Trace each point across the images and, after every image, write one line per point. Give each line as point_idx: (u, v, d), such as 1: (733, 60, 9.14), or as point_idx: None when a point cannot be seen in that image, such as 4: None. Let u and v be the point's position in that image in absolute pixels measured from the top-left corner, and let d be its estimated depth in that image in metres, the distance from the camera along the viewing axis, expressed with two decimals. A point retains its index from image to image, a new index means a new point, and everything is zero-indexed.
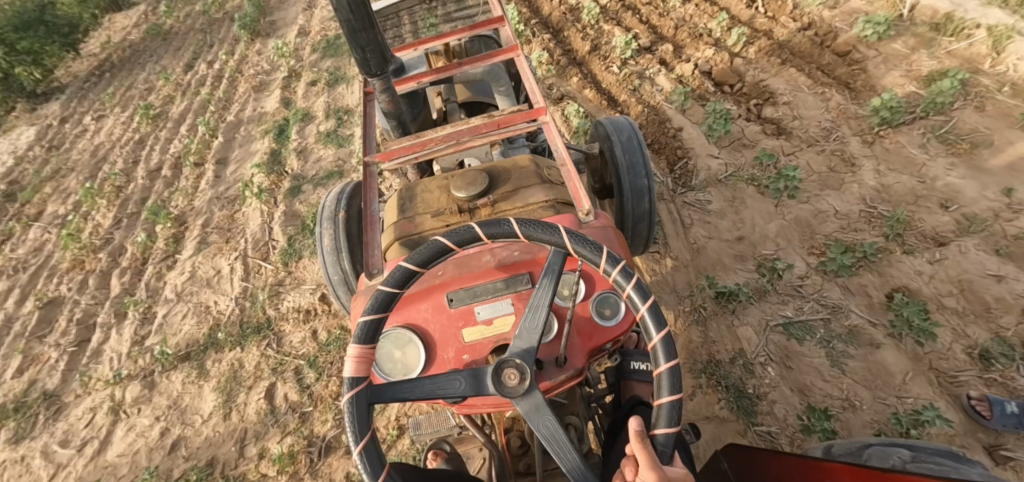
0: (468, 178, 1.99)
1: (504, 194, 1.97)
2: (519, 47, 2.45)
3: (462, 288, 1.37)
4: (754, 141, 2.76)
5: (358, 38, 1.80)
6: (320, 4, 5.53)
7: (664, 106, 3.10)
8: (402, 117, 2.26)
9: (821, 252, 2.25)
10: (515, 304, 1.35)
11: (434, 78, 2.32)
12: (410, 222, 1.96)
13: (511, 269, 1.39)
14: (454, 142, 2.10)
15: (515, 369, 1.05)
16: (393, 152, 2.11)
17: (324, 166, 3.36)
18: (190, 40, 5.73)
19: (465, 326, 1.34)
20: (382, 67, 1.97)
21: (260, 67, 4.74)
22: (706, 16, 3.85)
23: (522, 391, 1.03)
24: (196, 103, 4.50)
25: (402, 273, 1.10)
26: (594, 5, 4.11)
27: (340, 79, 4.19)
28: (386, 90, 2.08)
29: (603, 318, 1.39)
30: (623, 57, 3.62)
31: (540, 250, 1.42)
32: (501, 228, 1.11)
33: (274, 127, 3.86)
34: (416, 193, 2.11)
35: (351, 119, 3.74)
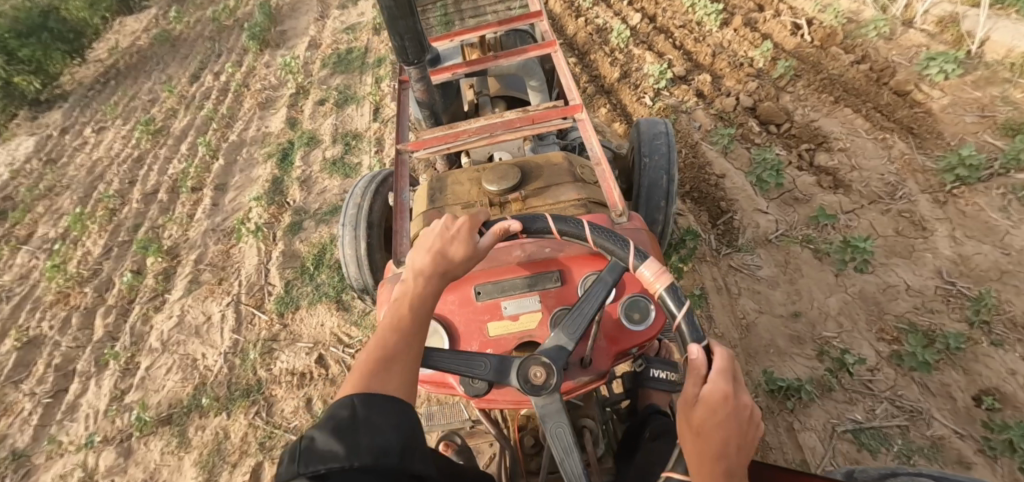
0: (499, 171, 1.99)
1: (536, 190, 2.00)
2: (554, 42, 2.54)
3: (490, 282, 1.36)
4: (807, 195, 2.45)
5: (398, 26, 1.90)
6: (332, 15, 5.36)
7: (703, 146, 2.80)
8: (434, 107, 2.35)
9: (893, 338, 1.94)
10: (542, 301, 1.31)
11: (469, 69, 2.42)
12: (440, 212, 1.99)
13: (540, 266, 1.37)
14: (489, 133, 2.20)
15: (540, 369, 0.96)
16: (425, 141, 2.19)
17: (327, 199, 3.10)
18: (198, 48, 5.57)
19: (489, 321, 1.31)
20: (419, 56, 2.06)
21: (267, 81, 4.53)
22: (747, 42, 3.53)
23: (543, 391, 0.95)
24: (199, 119, 4.30)
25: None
26: (623, 28, 3.82)
27: (350, 99, 3.96)
28: (421, 80, 2.18)
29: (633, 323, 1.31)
30: (656, 86, 3.33)
31: (572, 248, 1.38)
32: (572, 226, 1.03)
33: (278, 150, 3.63)
34: (446, 184, 2.12)
35: (359, 144, 3.49)
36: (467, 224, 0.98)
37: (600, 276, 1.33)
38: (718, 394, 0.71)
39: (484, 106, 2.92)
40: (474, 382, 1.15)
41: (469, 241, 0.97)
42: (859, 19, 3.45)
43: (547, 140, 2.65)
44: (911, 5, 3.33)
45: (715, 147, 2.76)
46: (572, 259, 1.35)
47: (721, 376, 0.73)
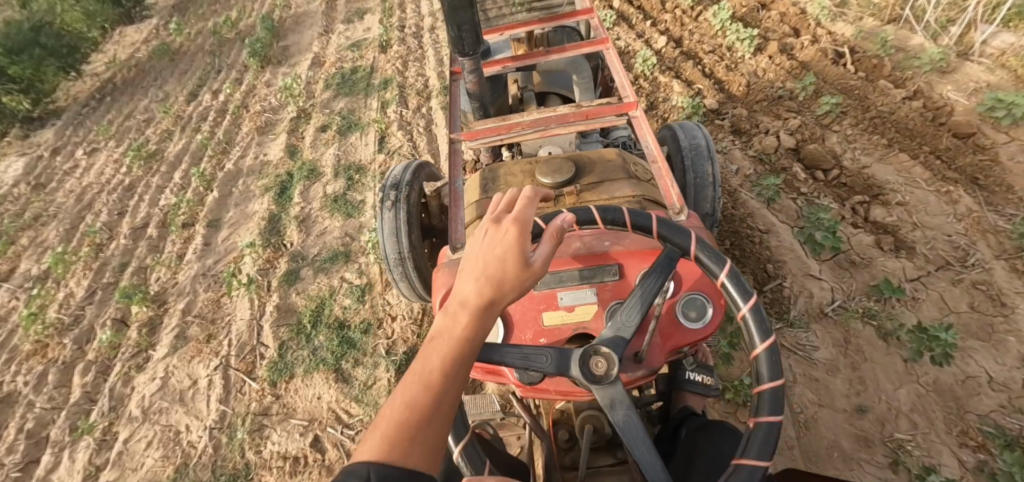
0: (554, 166, 2.12)
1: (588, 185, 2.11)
2: (606, 40, 2.80)
3: (546, 272, 1.31)
4: (865, 259, 2.18)
5: (459, 17, 2.23)
6: (337, 31, 5.16)
7: (743, 194, 2.53)
8: (483, 100, 2.67)
9: (979, 445, 1.66)
10: (598, 294, 1.27)
11: (517, 63, 2.74)
12: (493, 204, 2.14)
13: (600, 258, 1.32)
14: (542, 127, 2.34)
15: (603, 358, 0.94)
16: (478, 131, 2.38)
17: (328, 243, 2.84)
18: (197, 63, 5.36)
19: (545, 310, 1.27)
20: (473, 47, 2.39)
21: (267, 102, 4.30)
22: (784, 72, 3.25)
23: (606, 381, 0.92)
24: (195, 143, 4.08)
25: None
26: (648, 54, 3.56)
27: (353, 126, 3.70)
28: (474, 70, 2.50)
29: (688, 320, 1.32)
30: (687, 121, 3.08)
31: (634, 242, 1.34)
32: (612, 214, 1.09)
33: (276, 182, 3.38)
34: (499, 175, 2.32)
35: (363, 179, 3.22)
36: (513, 234, 0.75)
37: None
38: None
39: (528, 99, 3.25)
40: (534, 371, 1.18)
41: (515, 249, 0.74)
42: (907, 46, 3.17)
43: (590, 139, 3.11)
44: (966, 34, 3.04)
45: (755, 195, 2.50)
46: (633, 253, 1.30)
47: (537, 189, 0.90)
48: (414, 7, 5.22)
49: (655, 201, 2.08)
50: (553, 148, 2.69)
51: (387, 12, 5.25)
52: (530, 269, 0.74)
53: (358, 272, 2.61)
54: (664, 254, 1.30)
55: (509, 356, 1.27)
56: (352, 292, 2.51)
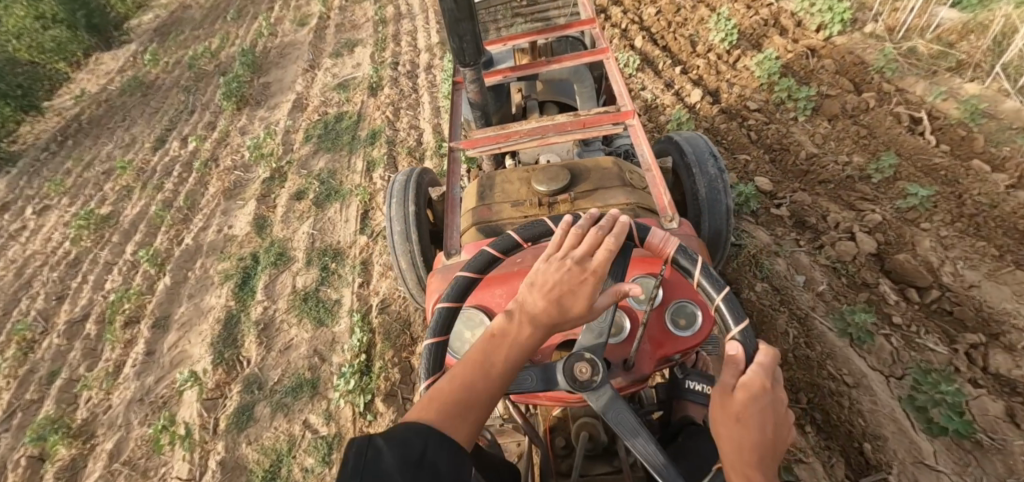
0: (552, 173, 2.13)
1: (584, 192, 2.10)
2: (607, 50, 2.69)
3: None
4: (997, 441, 1.60)
5: (460, 27, 2.14)
6: (324, 67, 4.66)
7: (816, 322, 1.98)
8: (486, 109, 2.54)
9: None
10: None
11: (517, 74, 2.66)
12: (489, 210, 2.13)
13: None
14: (540, 136, 2.32)
15: (587, 364, 0.89)
16: (478, 140, 2.34)
17: (292, 364, 2.30)
18: (170, 101, 4.85)
19: None
20: (475, 57, 2.29)
21: (239, 156, 3.77)
22: (849, 141, 2.69)
23: (595, 387, 0.89)
24: (154, 205, 3.55)
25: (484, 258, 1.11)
26: (682, 115, 3.03)
27: (334, 193, 3.15)
28: (475, 81, 2.38)
29: (677, 328, 1.24)
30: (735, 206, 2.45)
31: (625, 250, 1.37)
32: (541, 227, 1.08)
33: (238, 268, 2.84)
34: (496, 183, 2.27)
35: (340, 269, 2.68)
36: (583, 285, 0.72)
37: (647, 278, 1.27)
38: (759, 383, 0.68)
39: (531, 108, 3.07)
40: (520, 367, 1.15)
41: (580, 298, 0.71)
42: (1000, 112, 2.61)
43: (593, 147, 3.01)
44: None
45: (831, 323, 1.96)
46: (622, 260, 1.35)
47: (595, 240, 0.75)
48: (410, 40, 4.73)
49: (649, 208, 2.08)
50: (551, 155, 2.77)
51: (380, 45, 4.75)
52: (589, 308, 0.73)
53: (325, 416, 2.08)
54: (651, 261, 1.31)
55: None
56: (316, 448, 1.98)
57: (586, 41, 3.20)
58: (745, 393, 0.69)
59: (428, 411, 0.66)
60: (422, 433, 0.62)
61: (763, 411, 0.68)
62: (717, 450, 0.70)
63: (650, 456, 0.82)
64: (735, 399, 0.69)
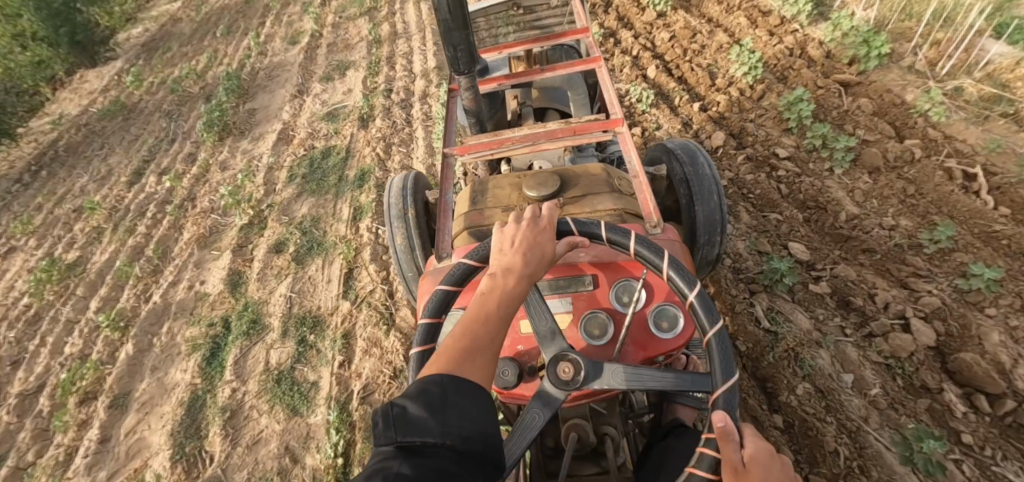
0: (540, 180, 2.02)
1: (573, 198, 1.98)
2: (600, 59, 2.49)
3: None
4: None
5: (452, 37, 1.99)
6: (313, 93, 4.38)
7: (870, 440, 1.68)
8: (481, 116, 2.34)
9: None
10: (574, 303, 1.41)
11: (513, 81, 2.41)
12: (480, 215, 2.01)
13: (575, 269, 1.48)
14: (530, 143, 2.16)
15: (570, 365, 1.06)
16: (470, 146, 2.17)
17: (260, 465, 2.01)
18: (150, 126, 4.57)
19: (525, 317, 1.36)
20: (469, 67, 2.12)
21: (216, 194, 3.48)
22: (896, 199, 2.37)
23: (580, 382, 1.05)
24: (123, 252, 3.26)
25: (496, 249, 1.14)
26: None
27: (317, 246, 2.86)
28: (471, 88, 2.21)
29: (660, 331, 1.32)
30: (768, 281, 2.15)
31: (605, 256, 1.49)
32: (589, 228, 1.18)
33: (206, 336, 2.55)
34: (488, 188, 2.14)
35: (319, 342, 2.39)
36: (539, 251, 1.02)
37: (630, 284, 1.40)
38: (768, 451, 0.83)
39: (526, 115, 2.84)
40: (509, 375, 1.24)
41: (539, 259, 1.01)
42: None
43: (587, 154, 2.77)
44: None
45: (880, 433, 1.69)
46: (607, 267, 1.46)
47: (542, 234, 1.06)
48: (404, 63, 4.45)
49: (638, 215, 1.96)
50: (543, 163, 2.52)
51: (373, 69, 4.46)
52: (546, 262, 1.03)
53: None
54: (631, 269, 1.45)
55: None
56: None
57: (581, 50, 2.97)
58: (759, 468, 0.81)
59: (446, 364, 0.81)
60: (443, 381, 0.77)
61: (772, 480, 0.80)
62: None
63: None
64: (756, 471, 0.80)
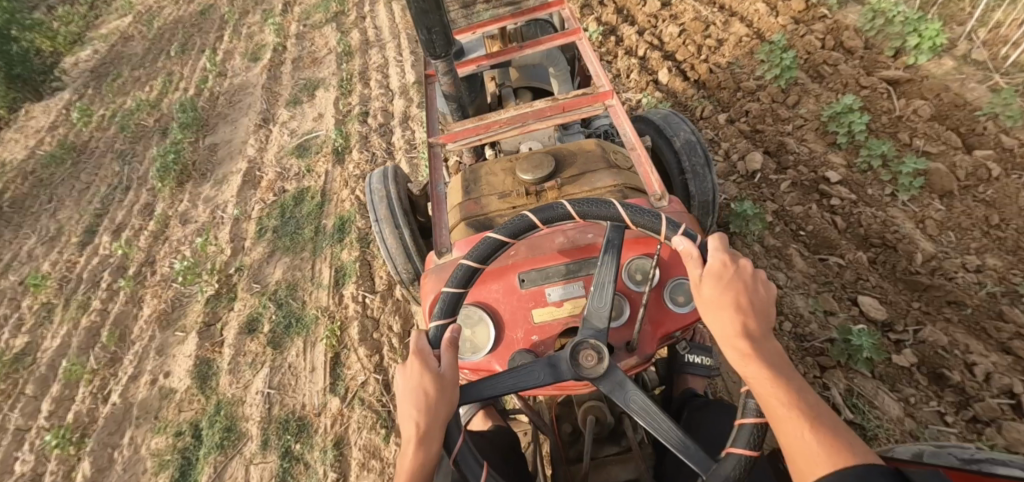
0: (534, 160, 1.74)
1: (570, 177, 1.70)
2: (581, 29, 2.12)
3: (534, 269, 1.27)
4: None
5: (425, 19, 1.66)
6: (279, 121, 3.92)
7: None
8: (462, 100, 2.03)
9: None
10: (586, 286, 1.24)
11: (492, 61, 2.03)
12: (475, 203, 1.72)
13: (582, 252, 1.28)
14: (518, 124, 1.81)
15: (592, 351, 0.99)
16: (456, 132, 1.83)
17: None
18: (103, 170, 4.10)
19: (534, 307, 1.24)
20: (446, 49, 1.78)
21: (178, 256, 3.05)
22: (978, 231, 1.99)
23: (601, 372, 0.98)
24: (75, 336, 2.85)
25: (490, 246, 1.05)
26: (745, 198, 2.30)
27: (295, 323, 2.46)
28: (449, 73, 1.87)
29: (677, 306, 1.23)
30: (843, 356, 1.78)
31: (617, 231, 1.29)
32: (554, 212, 1.04)
33: (174, 450, 2.17)
34: (480, 176, 1.83)
35: (306, 453, 2.02)
36: (416, 364, 0.94)
37: (642, 260, 1.24)
38: (717, 263, 0.93)
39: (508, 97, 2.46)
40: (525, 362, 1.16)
41: (424, 377, 0.93)
42: None
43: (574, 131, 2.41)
44: None
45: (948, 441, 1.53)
46: None
47: (413, 355, 0.96)
48: (379, 78, 3.97)
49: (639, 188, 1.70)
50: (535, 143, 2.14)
51: (344, 87, 3.98)
52: (443, 378, 0.94)
53: None
54: (647, 241, 1.26)
55: (505, 354, 1.24)
56: None
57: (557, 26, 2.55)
58: (707, 278, 0.93)
59: None
60: None
61: (729, 281, 0.92)
62: (716, 330, 0.90)
63: (667, 432, 0.92)
64: (707, 288, 0.92)
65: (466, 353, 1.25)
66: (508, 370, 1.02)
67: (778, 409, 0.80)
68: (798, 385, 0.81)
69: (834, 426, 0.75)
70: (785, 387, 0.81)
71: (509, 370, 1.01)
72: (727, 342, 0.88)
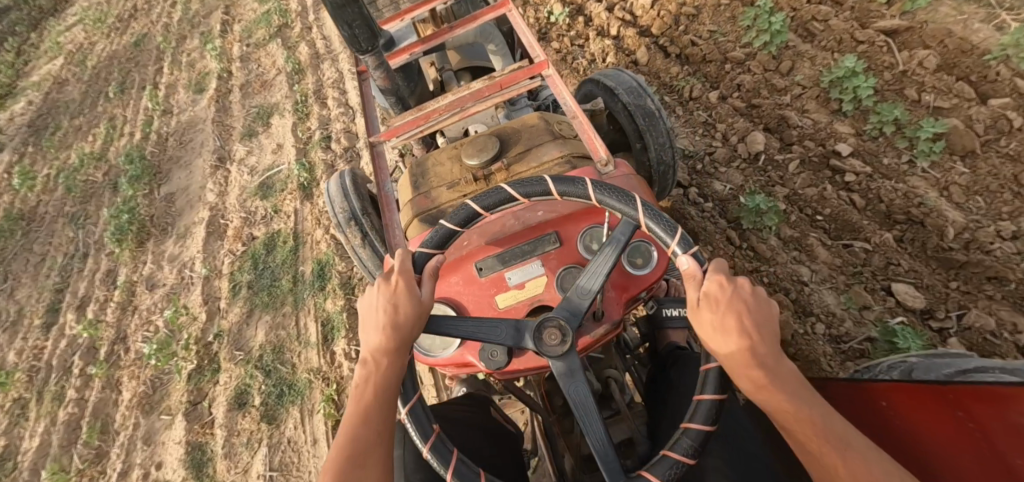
0: (477, 142, 1.58)
1: (518, 154, 1.56)
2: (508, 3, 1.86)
3: (491, 255, 1.24)
4: None
5: (344, 14, 1.58)
6: (237, 159, 3.63)
7: None
8: (400, 92, 1.93)
9: None
10: (545, 264, 1.20)
11: (427, 47, 1.81)
12: (424, 196, 1.56)
13: (535, 230, 1.26)
14: (457, 109, 1.64)
15: (557, 330, 0.97)
16: (397, 127, 1.65)
17: None
18: (57, 237, 3.80)
19: (496, 293, 1.20)
20: (372, 42, 1.68)
21: (150, 329, 2.82)
22: (1011, 192, 1.82)
23: (562, 352, 0.96)
24: (53, 432, 2.63)
25: (502, 196, 1.10)
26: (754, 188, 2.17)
27: (289, 392, 2.27)
28: (380, 67, 1.77)
29: (636, 269, 1.18)
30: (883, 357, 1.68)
31: (566, 207, 1.28)
32: (576, 187, 1.07)
33: None
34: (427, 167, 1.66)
35: None
36: (398, 281, 0.98)
37: (596, 229, 1.21)
38: (715, 285, 0.87)
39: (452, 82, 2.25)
40: (496, 355, 1.12)
41: (403, 294, 0.97)
42: None
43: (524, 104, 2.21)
44: None
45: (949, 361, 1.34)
46: (569, 217, 1.25)
47: (400, 273, 0.99)
48: (337, 96, 3.67)
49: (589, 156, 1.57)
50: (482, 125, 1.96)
51: (301, 111, 3.68)
52: (423, 303, 0.98)
53: None
54: (597, 212, 1.25)
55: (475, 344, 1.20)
56: None
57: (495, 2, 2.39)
58: (705, 302, 0.87)
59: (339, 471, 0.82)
60: None
61: (732, 302, 0.86)
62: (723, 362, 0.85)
63: (597, 438, 0.88)
64: (705, 314, 0.87)
65: (435, 349, 1.21)
66: (473, 318, 1.04)
67: (809, 447, 0.76)
68: (824, 415, 0.78)
69: (868, 456, 0.73)
70: (807, 417, 0.78)
71: (477, 322, 1.03)
72: (738, 372, 0.83)
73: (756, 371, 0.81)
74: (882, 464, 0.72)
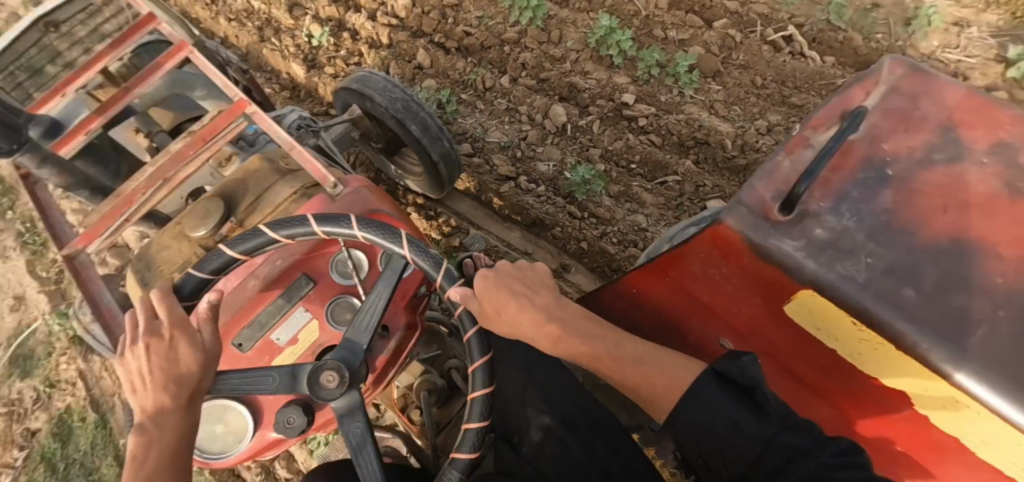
0: (196, 208, 1.28)
1: (252, 210, 1.32)
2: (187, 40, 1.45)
3: (245, 326, 1.18)
4: None
5: None
6: None
7: None
8: (93, 179, 1.50)
9: None
10: (310, 310, 1.21)
11: (105, 118, 1.36)
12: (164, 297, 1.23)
13: (281, 280, 1.22)
14: (161, 182, 1.29)
15: (333, 373, 1.03)
16: (91, 229, 1.24)
17: None
18: None
19: (271, 359, 1.19)
20: (14, 137, 1.22)
21: None
22: (755, 96, 2.19)
23: (342, 392, 1.03)
24: None
25: (255, 239, 1.07)
26: (573, 158, 2.26)
27: None
28: (44, 162, 1.31)
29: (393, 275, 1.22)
30: None
31: (304, 244, 1.24)
32: (342, 226, 1.07)
33: None
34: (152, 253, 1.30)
35: None
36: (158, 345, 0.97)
37: (345, 253, 1.23)
38: (485, 282, 1.03)
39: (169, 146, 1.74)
40: (292, 422, 1.10)
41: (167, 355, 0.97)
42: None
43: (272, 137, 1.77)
44: None
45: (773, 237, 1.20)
46: (314, 254, 1.24)
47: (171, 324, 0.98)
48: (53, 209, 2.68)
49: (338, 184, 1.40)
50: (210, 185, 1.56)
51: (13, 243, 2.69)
52: (206, 351, 1.01)
53: None
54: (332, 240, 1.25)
55: (269, 417, 1.18)
56: None
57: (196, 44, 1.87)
58: (489, 297, 1.02)
59: None
60: None
61: (507, 293, 1.03)
62: (528, 335, 1.05)
63: (372, 472, 1.01)
64: (487, 304, 1.02)
65: (230, 442, 1.19)
66: (241, 377, 1.09)
67: (625, 380, 1.02)
68: (612, 344, 1.04)
69: (668, 366, 1.00)
70: (600, 352, 1.04)
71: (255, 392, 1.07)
72: (539, 334, 1.05)
73: (549, 326, 1.04)
74: (666, 361, 1.01)
